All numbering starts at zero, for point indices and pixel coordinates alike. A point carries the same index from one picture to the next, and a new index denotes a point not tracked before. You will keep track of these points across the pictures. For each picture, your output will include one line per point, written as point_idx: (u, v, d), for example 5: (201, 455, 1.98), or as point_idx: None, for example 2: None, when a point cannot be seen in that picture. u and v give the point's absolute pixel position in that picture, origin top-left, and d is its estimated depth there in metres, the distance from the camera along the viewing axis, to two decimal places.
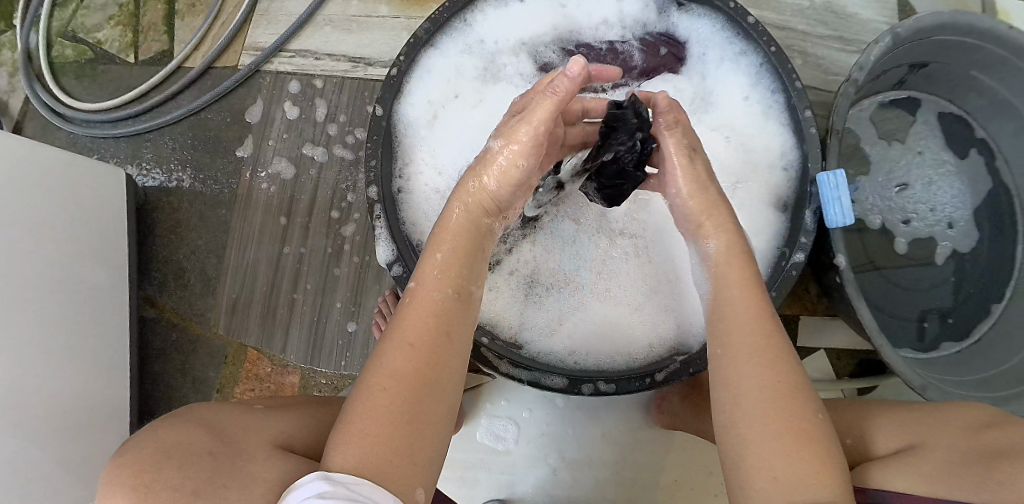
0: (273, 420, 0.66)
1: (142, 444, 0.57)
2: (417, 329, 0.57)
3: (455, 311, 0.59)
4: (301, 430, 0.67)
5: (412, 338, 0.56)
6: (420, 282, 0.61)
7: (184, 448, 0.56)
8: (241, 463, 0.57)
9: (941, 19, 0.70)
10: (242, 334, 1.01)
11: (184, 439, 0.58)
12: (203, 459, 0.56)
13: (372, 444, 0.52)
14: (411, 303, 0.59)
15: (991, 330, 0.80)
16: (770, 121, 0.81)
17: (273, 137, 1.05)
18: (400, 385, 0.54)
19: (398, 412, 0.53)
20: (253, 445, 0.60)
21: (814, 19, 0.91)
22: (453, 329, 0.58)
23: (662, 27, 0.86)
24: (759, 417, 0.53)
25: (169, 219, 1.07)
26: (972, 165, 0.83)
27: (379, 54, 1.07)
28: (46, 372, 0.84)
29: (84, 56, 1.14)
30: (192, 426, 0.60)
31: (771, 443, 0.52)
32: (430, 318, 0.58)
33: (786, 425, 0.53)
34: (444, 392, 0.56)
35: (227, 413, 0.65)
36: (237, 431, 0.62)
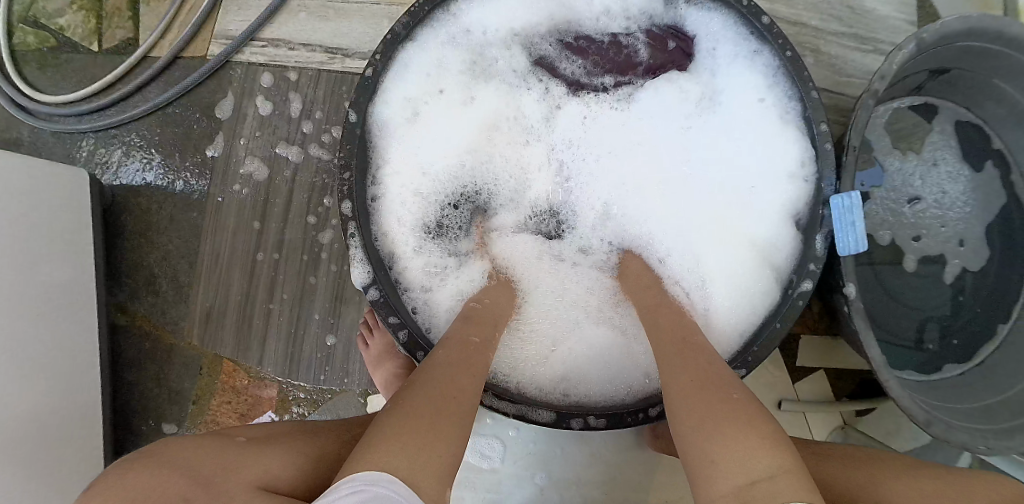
0: (257, 454, 0.62)
1: (114, 486, 0.55)
2: (466, 354, 0.63)
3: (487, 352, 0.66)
4: (289, 465, 0.63)
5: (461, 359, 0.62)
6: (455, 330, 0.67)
7: (159, 495, 0.54)
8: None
9: (969, 24, 0.63)
10: (218, 345, 0.97)
11: (157, 483, 0.55)
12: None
13: (412, 439, 0.51)
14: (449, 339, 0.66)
15: (994, 354, 0.76)
16: (782, 130, 0.75)
17: (245, 134, 0.99)
18: (449, 389, 0.58)
19: (451, 411, 0.56)
20: (232, 490, 0.57)
21: (828, 15, 0.84)
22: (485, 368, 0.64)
23: (669, 19, 0.80)
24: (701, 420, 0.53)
25: (139, 221, 1.01)
26: (988, 178, 0.77)
27: (358, 45, 1.00)
28: (7, 391, 0.80)
29: (46, 44, 1.07)
30: (170, 465, 0.57)
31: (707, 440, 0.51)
32: (472, 349, 0.64)
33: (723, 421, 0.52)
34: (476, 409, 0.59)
35: (209, 445, 0.61)
36: (218, 470, 0.58)
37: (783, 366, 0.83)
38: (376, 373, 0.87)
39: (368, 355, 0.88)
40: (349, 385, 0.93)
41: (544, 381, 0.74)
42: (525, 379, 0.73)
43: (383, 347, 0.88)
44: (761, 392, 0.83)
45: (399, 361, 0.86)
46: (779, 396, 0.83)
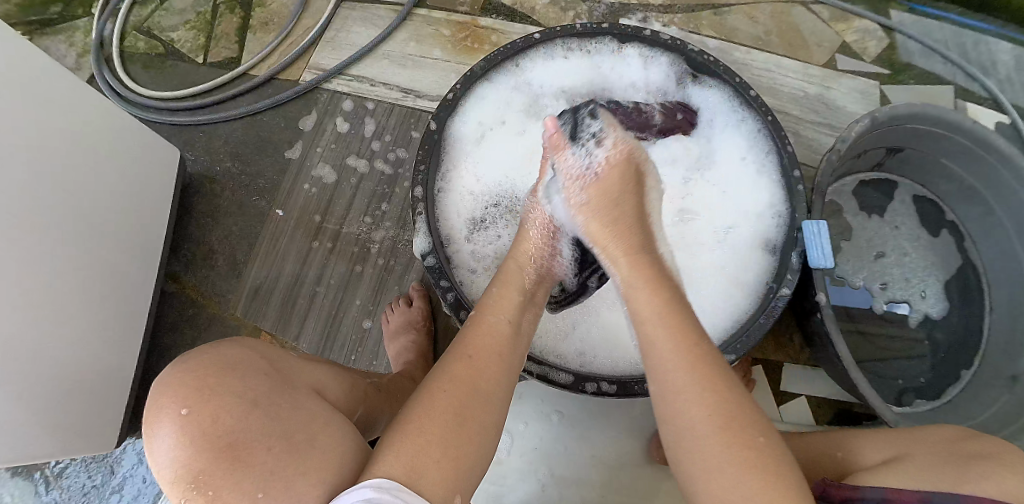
0: (309, 366, 0.68)
1: (198, 350, 0.56)
2: (477, 349, 0.64)
3: (509, 341, 0.67)
4: (337, 388, 0.69)
5: (472, 354, 0.63)
6: (481, 310, 0.69)
7: (245, 364, 0.56)
8: (291, 391, 0.58)
9: (913, 109, 0.83)
10: (259, 317, 1.05)
11: (243, 358, 0.58)
12: (261, 378, 0.56)
13: (424, 442, 0.55)
14: (469, 330, 0.67)
15: (960, 392, 0.88)
16: (762, 178, 0.91)
17: (321, 145, 1.15)
18: (455, 393, 0.59)
19: (450, 416, 0.58)
20: (298, 381, 0.61)
21: (807, 107, 1.05)
22: (505, 357, 0.65)
23: (679, 96, 0.99)
24: (707, 409, 0.55)
25: (208, 203, 1.14)
26: (943, 244, 0.94)
27: (429, 89, 1.20)
28: (67, 312, 0.87)
29: (154, 50, 1.25)
30: (247, 346, 0.60)
31: (717, 444, 0.54)
32: (491, 341, 0.65)
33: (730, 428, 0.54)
34: (489, 409, 0.60)
35: (270, 346, 0.65)
36: (286, 363, 0.63)
37: (769, 391, 0.94)
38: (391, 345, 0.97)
39: (387, 328, 0.98)
40: (377, 367, 1.00)
41: (565, 354, 0.83)
42: (550, 349, 0.83)
43: (402, 323, 0.98)
44: None
45: (411, 337, 0.97)
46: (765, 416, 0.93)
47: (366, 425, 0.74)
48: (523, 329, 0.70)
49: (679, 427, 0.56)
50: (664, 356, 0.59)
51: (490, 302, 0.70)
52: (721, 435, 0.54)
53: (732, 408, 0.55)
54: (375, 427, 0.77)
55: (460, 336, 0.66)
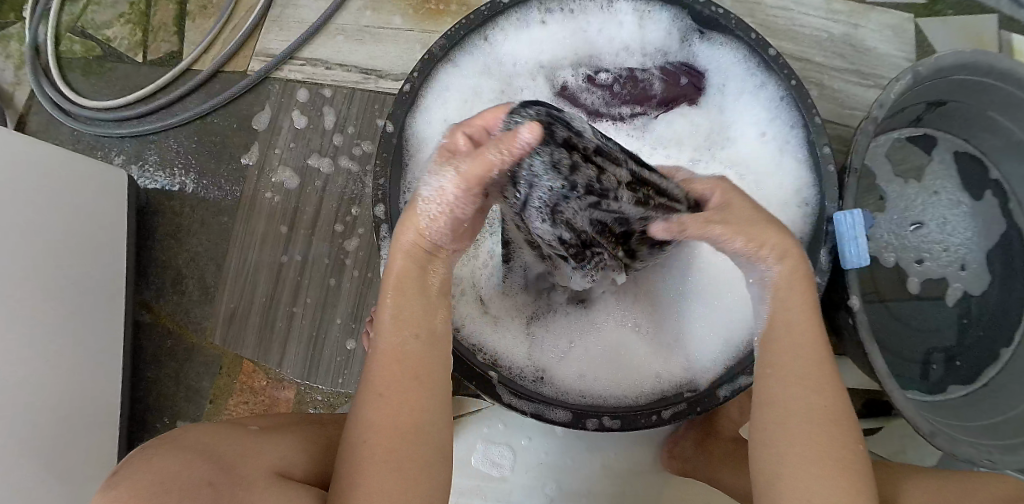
0: (266, 443, 0.61)
1: (132, 470, 0.51)
2: (385, 381, 0.57)
3: (428, 355, 0.59)
4: (298, 453, 0.62)
5: (384, 392, 0.57)
6: (381, 330, 0.59)
7: (184, 476, 0.50)
8: (243, 495, 0.52)
9: (960, 59, 0.72)
10: (239, 345, 0.99)
11: (184, 465, 0.52)
12: (208, 492, 0.50)
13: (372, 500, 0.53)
14: (370, 359, 0.59)
15: (997, 375, 0.81)
16: (786, 156, 0.79)
17: (279, 145, 1.04)
18: (382, 445, 0.55)
19: (383, 465, 0.54)
20: (252, 473, 0.55)
21: (832, 52, 0.91)
22: (422, 377, 0.58)
23: (683, 56, 0.84)
24: (812, 440, 0.55)
25: (169, 223, 1.05)
26: (987, 207, 0.85)
27: (391, 66, 1.04)
28: (40, 375, 0.82)
29: (91, 53, 1.12)
30: (187, 451, 0.54)
31: (819, 471, 0.54)
32: (397, 366, 0.57)
33: (832, 453, 0.55)
34: (429, 435, 0.56)
35: (215, 433, 0.59)
36: (236, 456, 0.56)
37: None
38: None
39: None
40: None
41: (561, 381, 0.75)
42: (544, 373, 0.75)
43: None
44: None
45: None
46: None
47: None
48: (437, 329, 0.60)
49: (776, 456, 0.56)
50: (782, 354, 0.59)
51: (390, 317, 0.59)
52: (828, 467, 0.54)
53: (826, 413, 0.56)
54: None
55: (365, 371, 0.59)
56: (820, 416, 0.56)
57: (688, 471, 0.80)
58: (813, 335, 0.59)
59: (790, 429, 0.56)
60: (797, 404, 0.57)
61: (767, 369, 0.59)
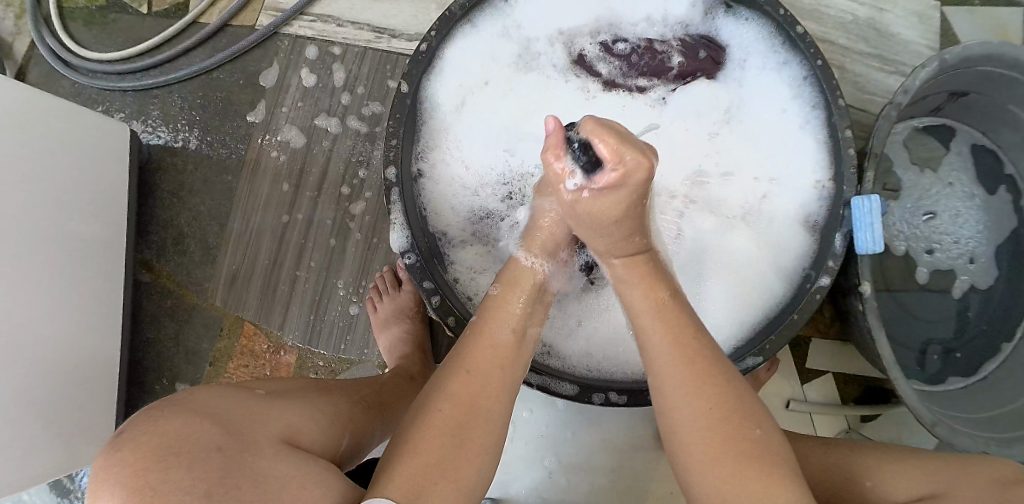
0: (280, 409, 0.59)
1: (139, 431, 0.49)
2: (475, 362, 0.57)
3: (513, 352, 0.60)
4: (310, 423, 0.60)
5: (471, 370, 0.57)
6: (480, 318, 0.62)
7: (190, 442, 0.48)
8: (249, 462, 0.50)
9: (987, 49, 0.71)
10: (241, 306, 0.99)
11: (194, 430, 0.50)
12: (210, 459, 0.48)
13: (421, 463, 0.51)
14: (466, 339, 0.60)
15: (996, 369, 0.82)
16: (806, 138, 0.78)
17: (286, 104, 1.01)
18: (450, 416, 0.53)
19: (449, 438, 0.53)
20: (261, 439, 0.53)
21: (855, 35, 0.90)
22: (508, 370, 0.58)
23: (705, 29, 0.83)
24: (703, 432, 0.53)
25: (172, 180, 1.03)
26: (1001, 201, 0.85)
27: (404, 27, 1.02)
28: (39, 332, 0.81)
29: (95, 2, 1.08)
30: (196, 413, 0.52)
31: (721, 471, 0.52)
32: (489, 353, 0.58)
33: (732, 448, 0.52)
34: (493, 424, 0.55)
35: (228, 396, 0.57)
36: (247, 421, 0.54)
37: (792, 367, 0.87)
38: (382, 335, 0.91)
39: (376, 317, 0.92)
40: (368, 356, 0.95)
41: (569, 355, 0.75)
42: (552, 346, 0.75)
43: (392, 311, 0.92)
44: (769, 388, 0.87)
45: (406, 326, 0.91)
46: (786, 396, 0.86)
47: (354, 455, 0.66)
48: (528, 335, 0.62)
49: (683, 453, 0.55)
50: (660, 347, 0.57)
51: (490, 308, 0.62)
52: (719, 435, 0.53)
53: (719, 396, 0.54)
54: (367, 447, 0.69)
55: (458, 347, 0.60)
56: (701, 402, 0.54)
57: None
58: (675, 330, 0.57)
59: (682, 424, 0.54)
60: (685, 413, 0.54)
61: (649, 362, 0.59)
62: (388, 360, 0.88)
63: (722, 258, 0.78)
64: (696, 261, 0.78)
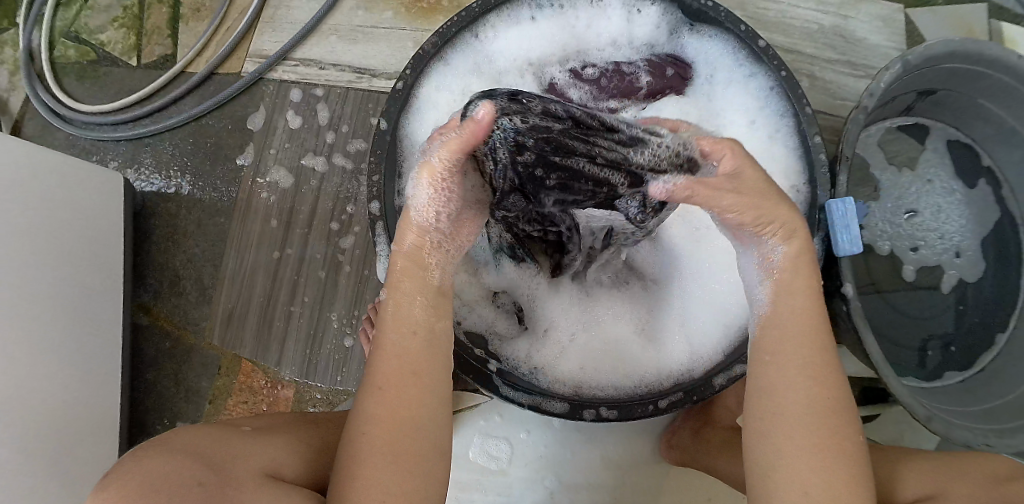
0: (263, 444, 0.59)
1: (123, 471, 0.50)
2: (388, 378, 0.56)
3: (422, 351, 0.57)
4: (292, 454, 0.60)
5: (385, 386, 0.56)
6: (380, 327, 0.58)
7: (171, 478, 0.49)
8: (230, 496, 0.51)
9: (950, 48, 0.73)
10: (238, 345, 1.00)
11: (173, 467, 0.51)
12: (190, 494, 0.49)
13: (365, 487, 0.53)
14: (375, 353, 0.58)
15: (994, 360, 0.82)
16: (776, 144, 0.79)
17: (274, 145, 1.04)
18: (382, 437, 0.54)
19: (385, 458, 0.54)
20: (243, 474, 0.53)
21: (823, 43, 0.92)
22: (423, 373, 0.57)
23: (670, 48, 0.85)
24: (814, 426, 0.55)
25: (166, 225, 1.05)
26: (981, 195, 0.86)
27: (385, 64, 1.04)
28: (41, 384, 0.83)
29: (86, 57, 1.12)
30: (177, 452, 0.53)
31: (809, 459, 0.54)
32: (400, 366, 0.56)
33: (822, 439, 0.55)
34: (422, 431, 0.55)
35: (210, 435, 0.58)
36: (227, 457, 0.55)
37: None
38: None
39: (369, 348, 0.92)
40: (365, 386, 0.96)
41: (559, 371, 0.75)
42: (540, 364, 0.75)
43: None
44: None
45: None
46: None
47: None
48: (441, 330, 0.59)
49: (772, 443, 0.56)
50: (789, 330, 0.59)
51: (388, 313, 0.58)
52: (821, 421, 0.55)
53: (825, 396, 0.56)
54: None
55: (368, 362, 0.58)
56: (814, 401, 0.56)
57: (686, 462, 0.81)
58: (812, 321, 0.59)
59: (790, 421, 0.56)
60: (801, 392, 0.56)
61: (765, 358, 0.59)
62: (385, 390, 0.89)
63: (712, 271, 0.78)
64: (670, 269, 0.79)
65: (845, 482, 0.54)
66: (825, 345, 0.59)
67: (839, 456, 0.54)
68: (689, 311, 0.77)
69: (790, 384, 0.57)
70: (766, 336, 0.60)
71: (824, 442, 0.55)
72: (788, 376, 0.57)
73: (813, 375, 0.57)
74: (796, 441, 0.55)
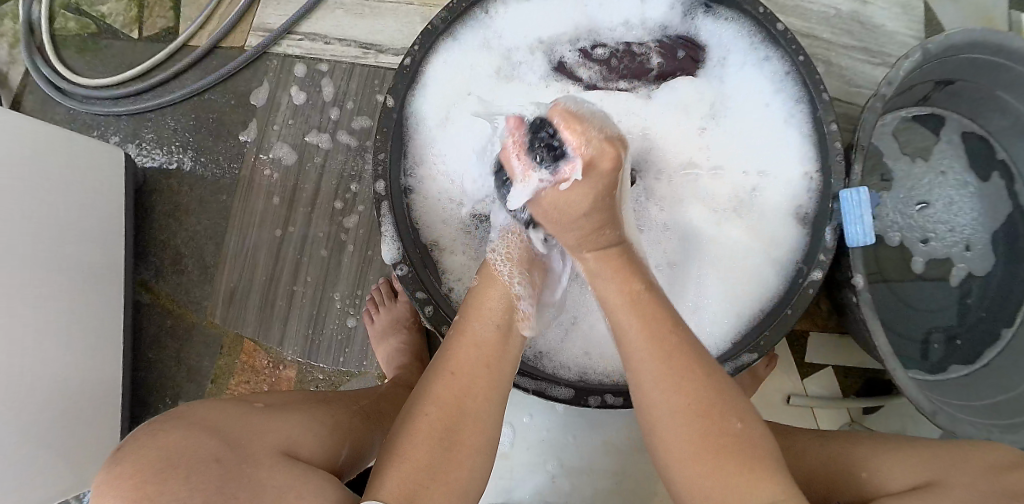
0: (278, 420, 0.59)
1: (142, 443, 0.50)
2: (461, 363, 0.58)
3: (498, 348, 0.60)
4: (309, 433, 0.60)
5: (454, 370, 0.57)
6: (464, 317, 0.62)
7: (190, 454, 0.49)
8: (247, 473, 0.50)
9: (972, 37, 0.71)
10: (240, 324, 0.99)
11: (191, 442, 0.50)
12: (208, 470, 0.49)
13: (409, 466, 0.52)
14: (452, 340, 0.60)
15: (998, 357, 0.82)
16: (790, 131, 0.78)
17: (278, 122, 1.02)
18: (439, 420, 0.54)
19: (438, 440, 0.54)
20: (260, 451, 0.53)
21: (839, 29, 0.90)
22: (494, 367, 0.59)
23: (683, 30, 0.83)
24: (690, 437, 0.53)
25: (168, 202, 1.04)
26: (994, 187, 0.85)
27: (392, 41, 1.03)
28: (44, 358, 0.82)
29: (86, 29, 1.09)
30: (196, 426, 0.52)
31: (704, 469, 0.52)
32: (472, 352, 0.58)
33: (714, 443, 0.52)
34: (483, 423, 0.56)
35: (229, 409, 0.58)
36: (245, 432, 0.54)
37: (793, 363, 0.86)
38: (379, 348, 0.91)
39: (373, 329, 0.92)
40: (367, 367, 0.96)
41: (564, 356, 0.75)
42: (544, 349, 0.75)
43: (388, 323, 0.92)
44: (770, 384, 0.86)
45: (402, 337, 0.91)
46: (787, 391, 0.86)
47: (354, 466, 0.66)
48: (516, 331, 0.62)
49: (664, 451, 0.55)
50: (635, 344, 0.57)
51: (472, 304, 0.62)
52: (702, 429, 0.53)
53: (694, 386, 0.54)
54: (368, 457, 0.68)
55: (442, 347, 0.60)
56: (682, 408, 0.54)
57: None
58: (645, 318, 0.58)
59: (670, 437, 0.54)
60: (663, 405, 0.55)
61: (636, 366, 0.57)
62: (388, 371, 0.89)
63: (727, 256, 0.78)
64: (688, 252, 0.79)
65: (751, 478, 0.51)
66: (670, 339, 0.56)
67: (744, 462, 0.52)
68: (702, 292, 0.77)
69: (653, 401, 0.55)
70: (627, 340, 0.59)
71: (709, 444, 0.52)
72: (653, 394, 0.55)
73: (667, 383, 0.55)
74: (682, 451, 0.53)
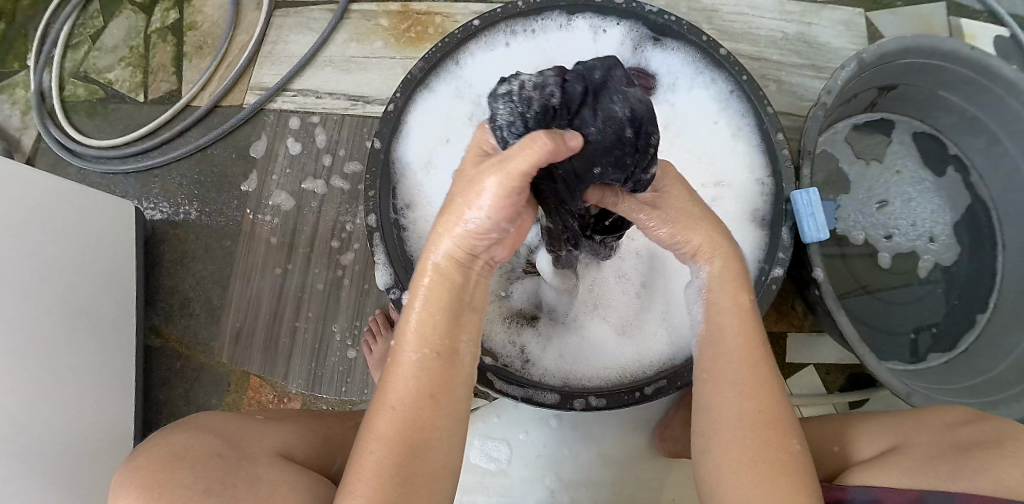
0: (277, 429, 0.64)
1: (152, 446, 0.56)
2: (403, 396, 0.53)
3: (441, 372, 0.53)
4: (305, 441, 0.65)
5: (398, 403, 0.53)
6: (401, 337, 0.54)
7: (194, 451, 0.55)
8: (245, 467, 0.56)
9: (902, 45, 0.78)
10: (246, 362, 1.04)
11: (196, 443, 0.57)
12: (211, 464, 0.54)
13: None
14: (390, 367, 0.54)
15: (975, 340, 0.86)
16: (739, 143, 0.85)
17: (276, 171, 1.10)
18: (389, 464, 0.51)
19: (393, 485, 0.51)
20: (259, 452, 0.59)
21: (786, 50, 0.98)
22: (439, 393, 0.53)
23: (636, 61, 0.89)
24: (746, 445, 0.55)
25: (176, 250, 1.11)
26: (951, 182, 0.91)
27: (378, 92, 1.11)
28: (64, 398, 0.88)
29: (94, 95, 1.18)
30: (200, 430, 0.59)
31: (748, 474, 0.54)
32: (413, 383, 0.53)
33: (770, 454, 0.54)
34: (437, 457, 0.53)
35: (230, 419, 0.64)
36: (246, 436, 0.60)
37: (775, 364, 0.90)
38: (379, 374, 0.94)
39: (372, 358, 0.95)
40: (368, 395, 1.00)
41: (543, 364, 0.79)
42: (529, 358, 0.80)
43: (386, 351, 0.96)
44: None
45: None
46: None
47: None
48: (463, 348, 0.55)
49: (717, 451, 0.57)
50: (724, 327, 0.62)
51: (409, 319, 0.54)
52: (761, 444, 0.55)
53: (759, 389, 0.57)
54: None
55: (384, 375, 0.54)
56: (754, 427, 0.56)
57: (681, 453, 0.85)
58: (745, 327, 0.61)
59: (730, 438, 0.56)
60: (732, 410, 0.57)
61: (706, 377, 0.60)
62: None
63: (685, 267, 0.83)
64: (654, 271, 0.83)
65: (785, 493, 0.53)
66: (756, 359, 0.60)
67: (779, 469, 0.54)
68: (668, 307, 0.81)
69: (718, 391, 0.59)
70: (714, 349, 0.61)
71: (757, 458, 0.54)
72: (721, 393, 0.58)
73: (747, 395, 0.57)
74: (733, 457, 0.55)
